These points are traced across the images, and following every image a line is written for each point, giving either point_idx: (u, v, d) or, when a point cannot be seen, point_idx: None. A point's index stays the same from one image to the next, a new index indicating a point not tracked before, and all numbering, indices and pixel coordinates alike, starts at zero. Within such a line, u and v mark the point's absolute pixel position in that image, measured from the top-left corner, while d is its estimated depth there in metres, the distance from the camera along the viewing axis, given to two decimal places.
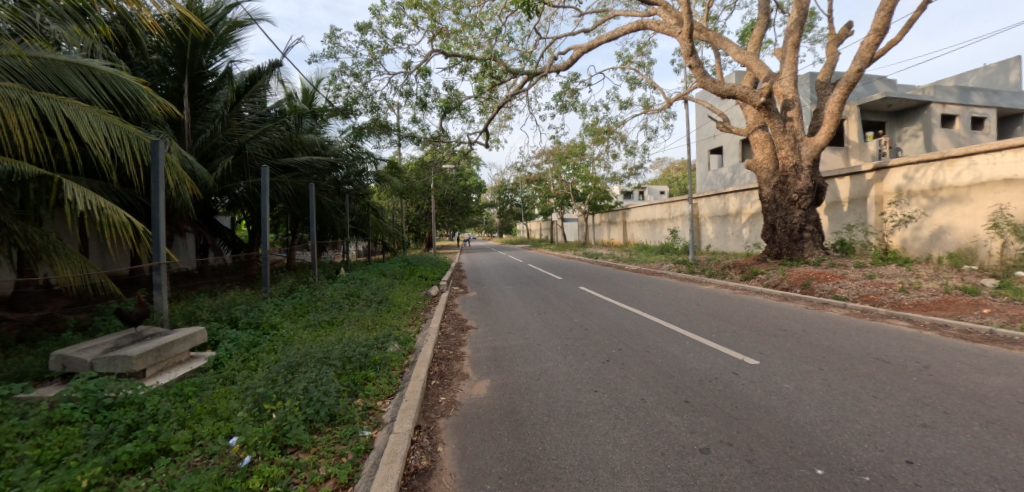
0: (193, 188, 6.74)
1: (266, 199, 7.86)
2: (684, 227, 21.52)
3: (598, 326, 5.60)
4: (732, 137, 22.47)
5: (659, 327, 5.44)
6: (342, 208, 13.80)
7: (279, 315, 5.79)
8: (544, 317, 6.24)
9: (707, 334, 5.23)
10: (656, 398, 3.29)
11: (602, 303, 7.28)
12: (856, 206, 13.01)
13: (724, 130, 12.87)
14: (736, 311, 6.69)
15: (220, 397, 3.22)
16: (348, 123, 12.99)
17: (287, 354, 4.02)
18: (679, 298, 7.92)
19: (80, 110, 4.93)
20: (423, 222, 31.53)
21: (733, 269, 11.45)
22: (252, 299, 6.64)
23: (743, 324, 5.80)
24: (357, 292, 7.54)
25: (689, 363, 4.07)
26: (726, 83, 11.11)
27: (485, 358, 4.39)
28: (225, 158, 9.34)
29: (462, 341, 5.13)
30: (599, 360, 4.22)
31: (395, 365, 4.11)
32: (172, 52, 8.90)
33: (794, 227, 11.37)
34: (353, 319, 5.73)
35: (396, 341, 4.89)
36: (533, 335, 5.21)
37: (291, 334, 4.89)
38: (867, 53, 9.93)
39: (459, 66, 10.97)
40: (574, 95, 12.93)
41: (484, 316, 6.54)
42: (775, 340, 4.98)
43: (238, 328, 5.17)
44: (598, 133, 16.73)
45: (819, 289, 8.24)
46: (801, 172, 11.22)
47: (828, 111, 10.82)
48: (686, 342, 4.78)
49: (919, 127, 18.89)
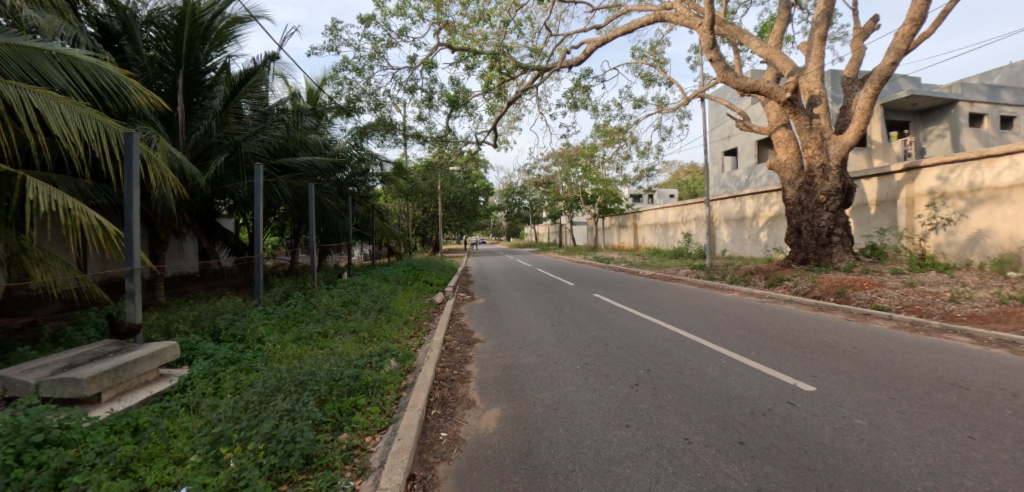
0: (179, 187, 6.31)
1: (260, 201, 7.33)
2: (698, 231, 20.80)
3: (619, 340, 5.01)
4: (747, 138, 21.78)
5: (689, 343, 4.82)
6: (345, 210, 13.32)
7: (268, 326, 5.31)
8: (558, 330, 5.64)
9: (744, 351, 4.62)
10: (702, 438, 2.69)
11: (621, 313, 6.70)
12: (884, 209, 12.28)
13: (744, 128, 12.24)
14: (770, 323, 6.06)
15: (176, 434, 2.68)
16: (352, 122, 12.62)
17: (265, 376, 3.50)
18: (704, 307, 7.29)
19: (51, 100, 4.51)
20: (431, 226, 31.09)
21: (756, 275, 10.75)
22: (241, 307, 6.16)
23: (782, 339, 5.16)
24: (356, 300, 7.03)
25: (733, 390, 3.46)
26: (748, 78, 10.52)
27: (496, 380, 3.83)
28: (219, 158, 8.89)
29: (469, 357, 4.58)
30: (626, 384, 3.63)
31: (391, 388, 3.56)
32: (167, 47, 8.50)
33: (822, 230, 10.66)
34: (348, 331, 5.22)
35: (393, 357, 4.37)
36: (548, 351, 4.64)
37: (276, 350, 4.38)
38: (901, 45, 9.34)
39: (465, 61, 10.47)
40: (586, 92, 12.40)
41: (492, 328, 5.98)
42: (825, 359, 4.34)
43: (220, 342, 4.69)
44: (610, 133, 16.18)
45: (855, 299, 7.57)
46: (828, 173, 10.56)
47: (857, 107, 10.12)
48: (723, 362, 4.16)
49: (946, 126, 18.02)
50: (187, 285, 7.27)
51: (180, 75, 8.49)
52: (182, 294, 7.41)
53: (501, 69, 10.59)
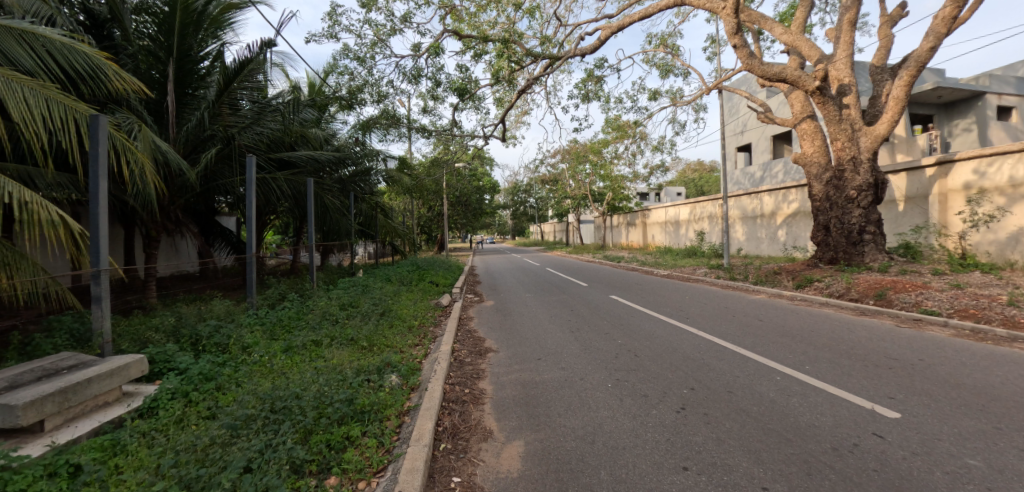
0: (159, 180, 5.78)
1: (252, 195, 6.60)
2: (712, 229, 20.11)
3: (650, 351, 4.43)
4: (762, 133, 21.06)
5: (731, 355, 4.25)
6: (347, 208, 12.78)
7: (257, 334, 4.78)
8: (579, 338, 5.05)
9: (797, 364, 4.03)
10: (785, 487, 2.10)
11: (645, 318, 6.12)
12: (916, 205, 11.56)
13: (766, 121, 11.57)
14: (813, 330, 5.44)
15: (115, 480, 2.10)
16: (354, 116, 12.11)
17: (240, 401, 2.94)
18: (734, 311, 6.70)
19: (11, 80, 3.94)
20: (436, 224, 30.49)
21: (782, 275, 10.10)
22: (230, 311, 5.64)
23: (835, 350, 4.54)
24: (355, 303, 6.48)
25: (802, 420, 2.86)
26: (774, 66, 9.84)
27: (514, 401, 3.27)
28: (210, 151, 8.37)
29: (481, 372, 4.00)
30: (670, 408, 3.05)
31: (391, 414, 3.00)
32: (158, 33, 7.98)
33: (852, 228, 9.95)
34: (344, 340, 4.69)
35: (394, 372, 3.81)
36: (571, 364, 4.07)
37: (263, 367, 3.85)
38: (942, 27, 8.67)
39: (471, 49, 9.85)
40: (599, 83, 11.79)
41: (505, 335, 5.42)
42: (895, 375, 3.72)
43: (201, 355, 4.18)
44: (621, 128, 15.54)
45: (899, 302, 6.90)
46: (860, 166, 9.86)
47: (891, 96, 9.45)
48: (779, 380, 3.57)
49: (973, 119, 17.17)
50: (181, 286, 6.98)
51: (170, 65, 7.98)
52: (171, 296, 6.91)
53: (509, 58, 9.95)
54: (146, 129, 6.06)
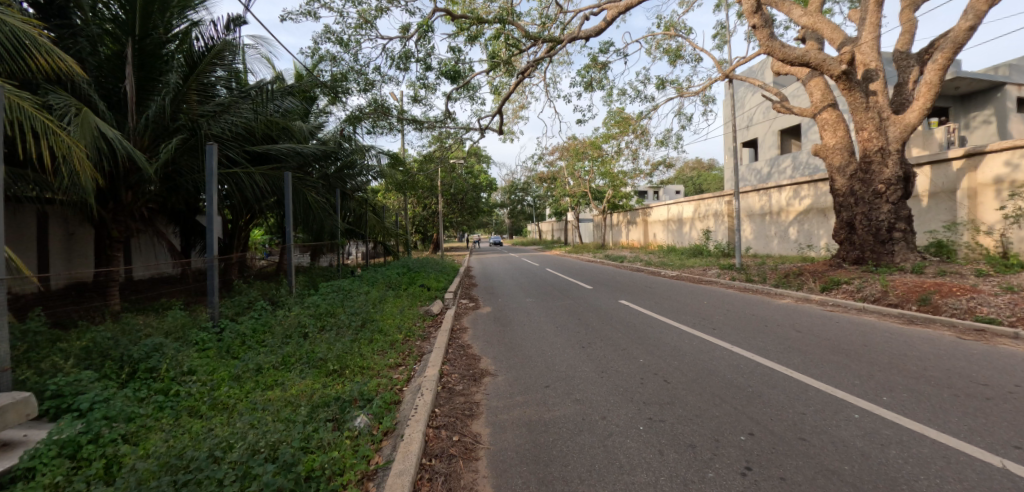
0: (92, 170, 4.87)
1: (214, 188, 5.68)
2: (717, 227, 19.32)
3: (683, 375, 3.63)
4: (768, 127, 20.34)
5: (783, 381, 3.45)
6: (334, 206, 11.88)
7: (204, 357, 3.92)
8: (593, 357, 4.24)
9: (871, 395, 3.23)
10: None
11: (666, 329, 5.34)
12: (942, 201, 10.80)
13: (782, 111, 10.79)
14: (864, 344, 4.65)
15: None
16: (341, 107, 11.28)
17: (128, 469, 2.02)
18: (762, 319, 5.93)
19: None
20: (431, 224, 29.52)
21: (804, 276, 9.29)
22: (181, 326, 4.80)
23: (907, 373, 3.73)
24: (332, 312, 5.68)
25: (921, 489, 2.06)
26: (797, 48, 9.01)
27: (519, 456, 2.43)
28: (173, 140, 7.51)
29: (475, 407, 3.16)
30: (731, 469, 2.23)
31: (350, 480, 2.09)
32: (114, 9, 7.00)
33: (880, 225, 9.13)
34: (309, 364, 3.84)
35: (363, 409, 2.93)
36: (588, 395, 3.25)
37: (194, 410, 2.98)
38: (983, 5, 7.91)
39: (466, 30, 8.99)
40: (604, 68, 10.96)
41: (503, 352, 4.61)
42: (1002, 413, 2.92)
43: (129, 385, 3.32)
44: (625, 121, 14.74)
45: (948, 308, 6.11)
46: (888, 157, 9.06)
47: (924, 82, 8.67)
48: (860, 421, 2.79)
49: (991, 111, 16.42)
50: (170, 287, 6.35)
51: (128, 46, 7.09)
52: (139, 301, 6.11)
53: (507, 41, 9.11)
54: (87, 112, 5.40)
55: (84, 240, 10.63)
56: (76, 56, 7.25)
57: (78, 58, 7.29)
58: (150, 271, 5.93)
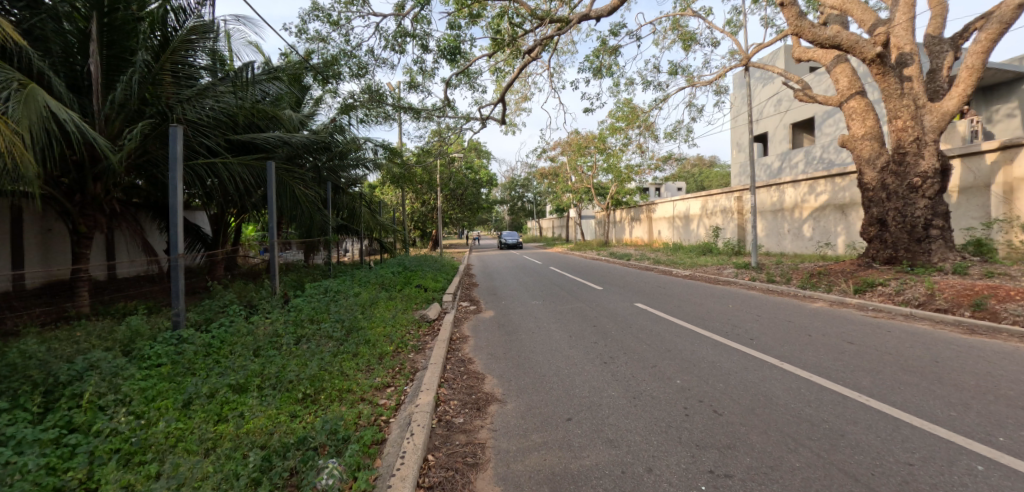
0: (33, 154, 4.18)
1: (180, 177, 4.97)
2: (726, 224, 18.63)
3: (736, 404, 2.94)
4: (779, 121, 19.60)
5: (864, 415, 2.76)
6: (325, 201, 11.16)
7: (149, 379, 3.22)
8: (620, 376, 3.57)
9: (984, 435, 2.53)
10: None
11: (697, 339, 4.66)
12: (975, 196, 10.08)
13: (804, 99, 10.07)
14: (934, 361, 3.95)
15: None
16: (332, 94, 10.56)
17: None
18: (802, 327, 5.22)
19: None
20: (431, 220, 28.79)
21: (833, 276, 8.60)
22: (137, 336, 4.10)
23: (1012, 402, 3.02)
24: (313, 320, 4.98)
25: None
26: (827, 29, 8.28)
27: None
28: (142, 125, 6.77)
29: (480, 452, 2.46)
30: None
31: None
32: None
33: (916, 222, 8.42)
34: (275, 388, 3.15)
35: (332, 458, 2.21)
36: (623, 435, 2.56)
37: (115, 458, 2.27)
38: None
39: (465, 7, 8.21)
40: (614, 52, 10.21)
41: (511, 369, 3.93)
42: None
43: (40, 420, 2.60)
44: (634, 112, 14.02)
45: (1008, 314, 5.42)
46: (925, 148, 8.33)
47: (967, 66, 7.91)
48: (991, 476, 2.10)
49: (1016, 104, 15.63)
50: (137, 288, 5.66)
51: (94, 22, 6.30)
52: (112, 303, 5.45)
53: (510, 21, 8.32)
54: (31, 88, 4.72)
55: (62, 236, 9.78)
56: (35, 35, 6.46)
57: (38, 38, 6.49)
58: (132, 272, 5.27)
